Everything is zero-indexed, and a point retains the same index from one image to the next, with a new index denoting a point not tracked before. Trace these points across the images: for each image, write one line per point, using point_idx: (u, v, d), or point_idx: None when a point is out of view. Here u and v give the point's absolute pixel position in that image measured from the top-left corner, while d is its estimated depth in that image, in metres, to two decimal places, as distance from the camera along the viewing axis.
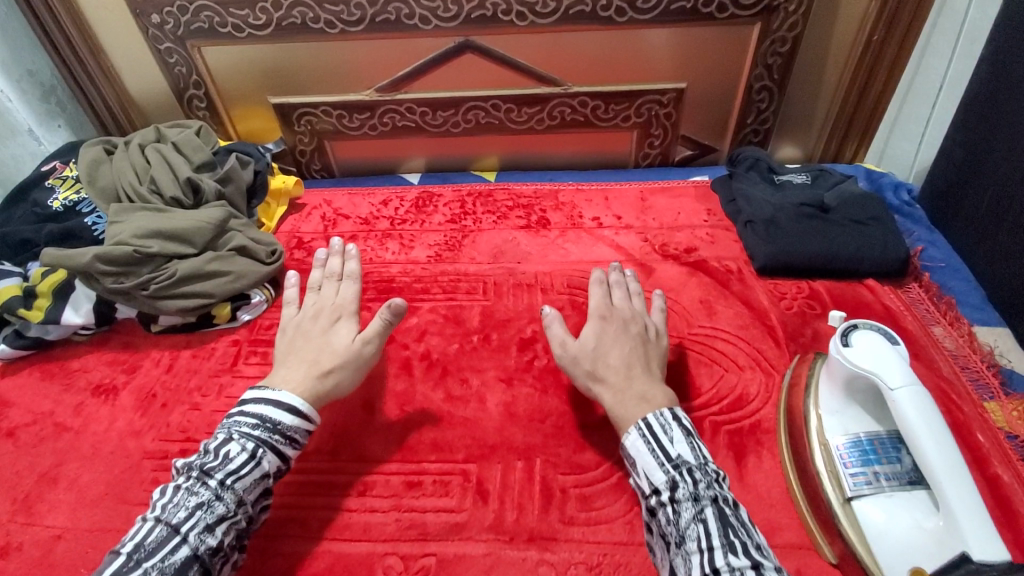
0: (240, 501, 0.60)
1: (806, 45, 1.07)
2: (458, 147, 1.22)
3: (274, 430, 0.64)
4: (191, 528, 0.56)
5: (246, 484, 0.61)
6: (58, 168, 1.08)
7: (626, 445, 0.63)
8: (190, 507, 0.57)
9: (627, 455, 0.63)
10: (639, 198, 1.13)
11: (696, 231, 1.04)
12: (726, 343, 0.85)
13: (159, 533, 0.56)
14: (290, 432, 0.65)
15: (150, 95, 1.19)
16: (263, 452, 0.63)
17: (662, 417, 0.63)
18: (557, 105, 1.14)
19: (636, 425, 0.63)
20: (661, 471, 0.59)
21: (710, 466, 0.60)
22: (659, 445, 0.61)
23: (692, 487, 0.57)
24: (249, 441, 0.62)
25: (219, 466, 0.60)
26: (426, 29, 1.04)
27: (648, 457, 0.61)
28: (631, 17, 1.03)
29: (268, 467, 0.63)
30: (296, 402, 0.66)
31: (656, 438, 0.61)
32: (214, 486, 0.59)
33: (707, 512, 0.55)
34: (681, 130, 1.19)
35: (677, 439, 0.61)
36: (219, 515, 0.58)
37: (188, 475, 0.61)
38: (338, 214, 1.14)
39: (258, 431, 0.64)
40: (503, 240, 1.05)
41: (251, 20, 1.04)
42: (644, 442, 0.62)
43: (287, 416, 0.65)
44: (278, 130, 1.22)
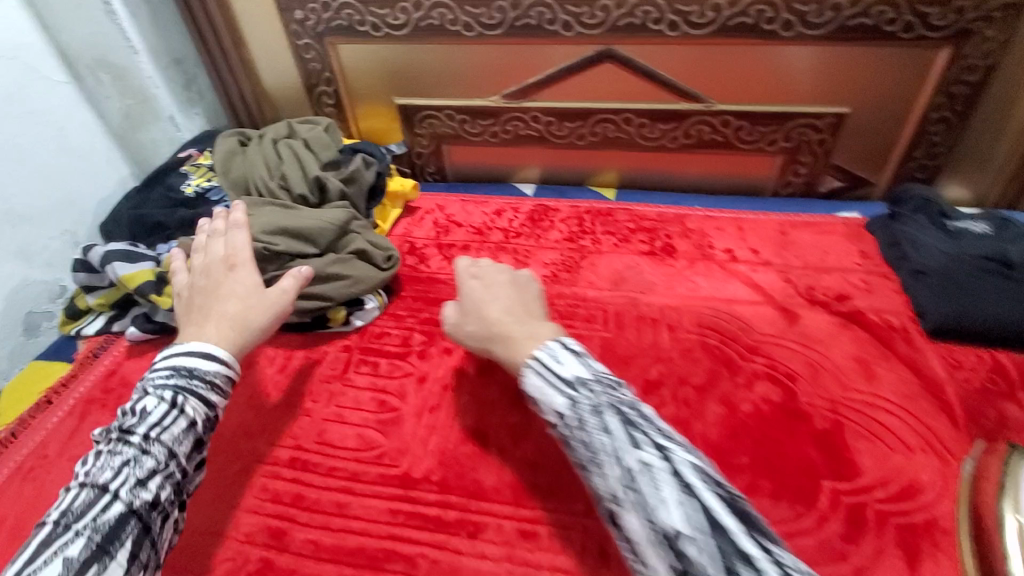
0: (171, 454, 0.59)
1: (1005, 73, 0.92)
2: (579, 160, 1.16)
3: (186, 374, 0.63)
4: (121, 485, 0.55)
5: (173, 434, 0.60)
6: (194, 156, 1.12)
7: (527, 387, 0.67)
8: (116, 466, 0.56)
9: (529, 395, 0.67)
10: (779, 231, 1.02)
11: (849, 276, 0.92)
12: (890, 416, 0.73)
13: (88, 495, 0.54)
14: (211, 376, 0.64)
15: (283, 89, 1.22)
16: (184, 400, 0.62)
17: (549, 350, 0.69)
18: (695, 123, 1.05)
19: (528, 363, 0.68)
20: (563, 396, 0.64)
21: (618, 382, 0.67)
22: (550, 385, 0.66)
23: (592, 400, 0.62)
24: (163, 390, 0.62)
25: (138, 421, 0.59)
26: (567, 35, 0.98)
27: (545, 388, 0.66)
28: (797, 32, 0.92)
29: (193, 416, 0.62)
30: (210, 347, 0.66)
31: (546, 369, 0.67)
32: (136, 441, 0.58)
33: (611, 420, 0.61)
34: (833, 159, 1.06)
35: (566, 360, 0.67)
36: (149, 469, 0.57)
37: (108, 441, 0.59)
38: (451, 221, 1.11)
39: (172, 378, 0.63)
40: (624, 265, 0.98)
41: (390, 19, 1.02)
42: (540, 377, 0.67)
43: (193, 360, 0.65)
44: (399, 132, 1.20)
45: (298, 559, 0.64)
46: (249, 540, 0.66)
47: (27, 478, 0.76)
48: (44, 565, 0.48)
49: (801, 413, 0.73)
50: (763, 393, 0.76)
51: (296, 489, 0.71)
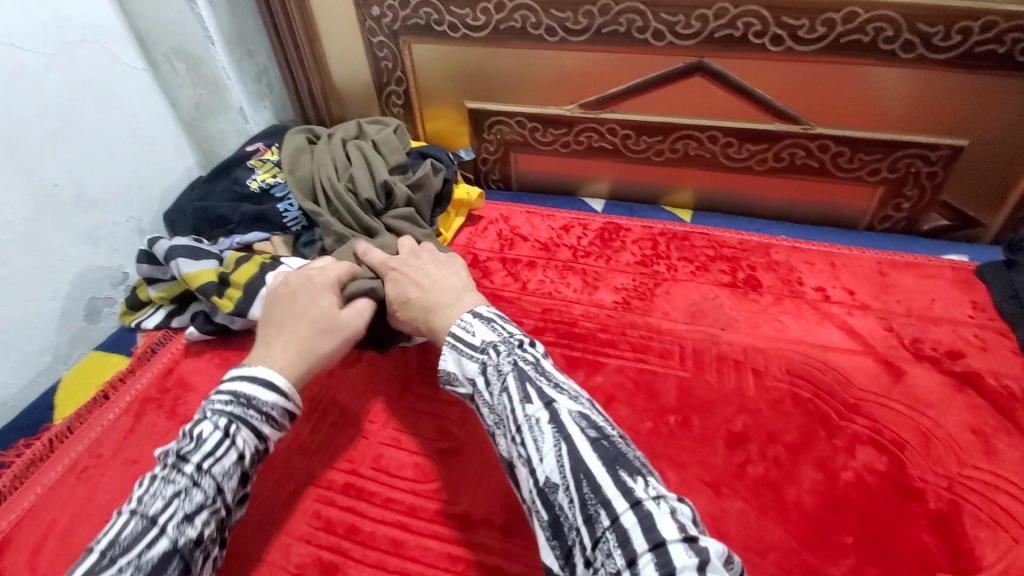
0: (219, 489, 0.56)
1: None
2: (654, 177, 1.09)
3: (246, 404, 0.60)
4: (169, 519, 0.52)
5: (224, 468, 0.57)
6: (261, 150, 1.10)
7: (445, 369, 0.61)
8: (167, 495, 0.53)
9: (449, 377, 0.61)
10: (877, 272, 0.92)
11: (961, 330, 0.82)
12: (1015, 502, 0.64)
13: (134, 526, 0.51)
14: (267, 409, 0.61)
15: (351, 85, 1.18)
16: (236, 430, 0.58)
17: (464, 320, 0.63)
18: (789, 146, 0.96)
19: (445, 342, 0.62)
20: (471, 362, 0.59)
21: (531, 347, 0.59)
22: (456, 372, 0.61)
23: (495, 362, 0.57)
24: (221, 417, 0.58)
25: (193, 448, 0.56)
26: (657, 45, 0.91)
27: (459, 356, 0.60)
28: (921, 54, 0.82)
29: (243, 449, 0.59)
30: (269, 376, 0.62)
31: (459, 342, 0.61)
32: (189, 471, 0.55)
33: (510, 381, 0.55)
34: (942, 195, 0.96)
35: (476, 330, 0.61)
36: (199, 502, 0.54)
37: (162, 465, 0.56)
38: (516, 234, 1.06)
39: (230, 406, 0.60)
40: (702, 297, 0.91)
41: (469, 20, 0.97)
42: (455, 351, 0.61)
43: (255, 390, 0.61)
44: (467, 137, 1.15)
45: None
46: (301, 573, 0.63)
47: (81, 478, 0.74)
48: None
49: (909, 488, 0.65)
50: (865, 461, 0.68)
51: (351, 521, 0.67)
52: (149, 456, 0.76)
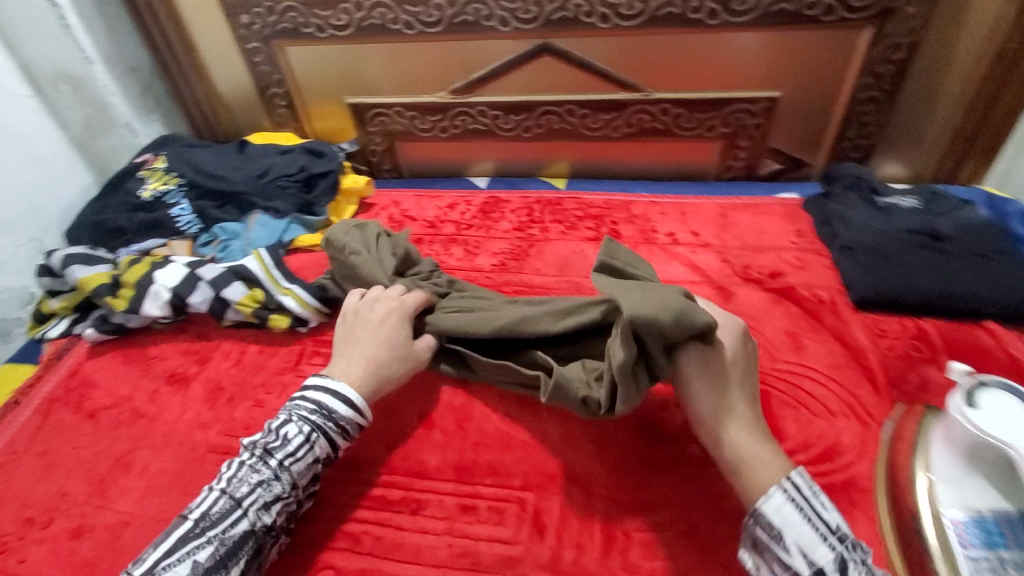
0: (294, 485, 0.61)
1: (925, 53, 0.96)
2: (530, 153, 1.19)
3: (330, 417, 0.63)
4: (251, 504, 0.57)
5: (301, 468, 0.61)
6: (149, 160, 1.13)
7: (766, 511, 0.52)
8: (252, 483, 0.58)
9: (766, 525, 0.52)
10: (720, 214, 1.05)
11: (783, 254, 0.95)
12: (816, 384, 0.75)
13: (223, 505, 0.56)
14: (342, 422, 0.64)
15: (236, 93, 1.23)
16: (318, 438, 0.62)
17: (808, 479, 0.53)
18: (636, 112, 1.08)
19: (783, 486, 0.52)
20: (826, 549, 0.49)
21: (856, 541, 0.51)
22: (776, 547, 0.51)
23: (862, 563, 0.49)
24: (306, 423, 0.62)
25: (276, 444, 0.61)
26: (504, 30, 1.02)
27: (804, 529, 0.50)
28: (724, 20, 0.96)
29: (319, 454, 0.62)
30: (347, 392, 0.65)
31: (807, 506, 0.51)
32: (273, 465, 0.59)
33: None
34: (771, 143, 1.10)
35: (828, 505, 0.52)
36: (277, 494, 0.59)
37: (248, 452, 0.61)
38: (405, 216, 1.13)
39: (314, 415, 0.63)
40: (571, 252, 1.01)
41: (333, 21, 1.06)
42: (794, 507, 0.51)
43: (335, 403, 0.64)
44: (353, 131, 1.23)
45: None
46: None
47: None
48: (176, 565, 0.52)
49: None
50: None
51: None
52: (56, 448, 0.80)
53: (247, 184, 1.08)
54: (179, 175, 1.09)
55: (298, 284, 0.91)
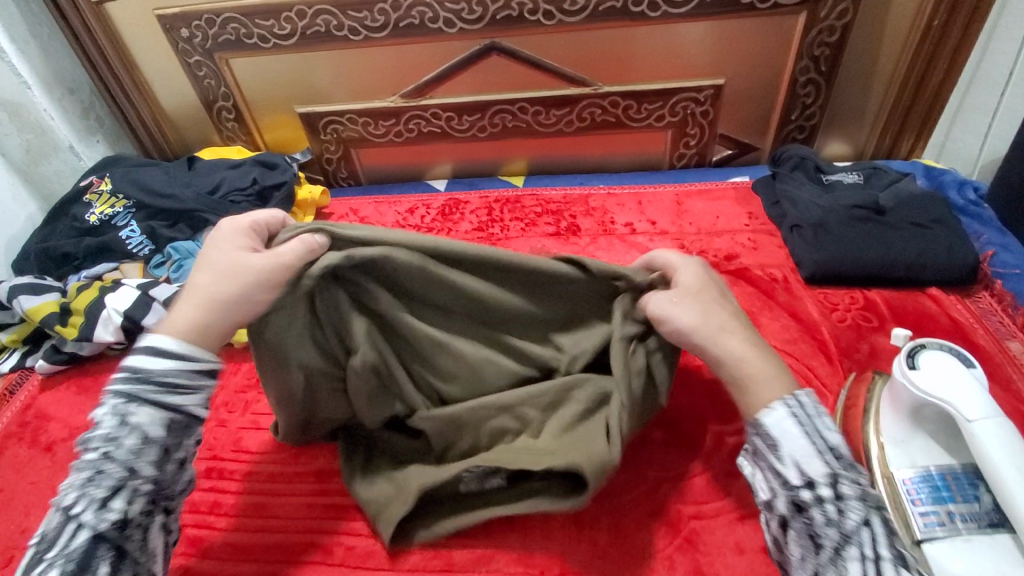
0: (133, 468, 0.51)
1: (857, 34, 0.99)
2: (486, 154, 1.19)
3: (138, 381, 0.52)
4: (83, 509, 0.49)
5: (128, 449, 0.51)
6: (94, 183, 1.09)
7: (766, 423, 0.51)
8: (77, 487, 0.50)
9: (763, 435, 0.51)
10: (675, 201, 1.07)
11: (737, 237, 0.97)
12: None
13: (58, 518, 0.50)
14: (160, 379, 0.53)
15: (182, 109, 1.21)
16: (133, 410, 0.52)
17: (813, 403, 0.51)
18: (587, 106, 1.10)
19: (783, 402, 0.51)
20: (818, 463, 0.48)
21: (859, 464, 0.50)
22: (771, 457, 0.50)
23: (857, 484, 0.47)
24: (114, 403, 0.52)
25: (90, 440, 0.51)
26: (450, 32, 1.02)
27: (801, 442, 0.49)
28: (665, 11, 0.98)
29: (148, 427, 0.52)
30: (160, 345, 0.53)
31: (808, 423, 0.50)
32: (92, 461, 0.51)
33: (872, 514, 0.46)
34: (719, 129, 1.12)
35: (830, 426, 0.50)
36: (111, 488, 0.50)
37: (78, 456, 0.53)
38: (364, 223, 1.12)
39: (123, 384, 0.52)
40: (531, 248, 1.01)
41: (276, 30, 1.04)
42: (794, 422, 0.50)
43: (138, 364, 0.53)
44: (305, 139, 1.22)
45: (215, 564, 0.64)
46: None
47: None
48: None
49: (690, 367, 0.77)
50: None
51: (213, 498, 0.71)
52: (12, 484, 0.77)
53: (197, 201, 1.05)
54: (126, 197, 1.06)
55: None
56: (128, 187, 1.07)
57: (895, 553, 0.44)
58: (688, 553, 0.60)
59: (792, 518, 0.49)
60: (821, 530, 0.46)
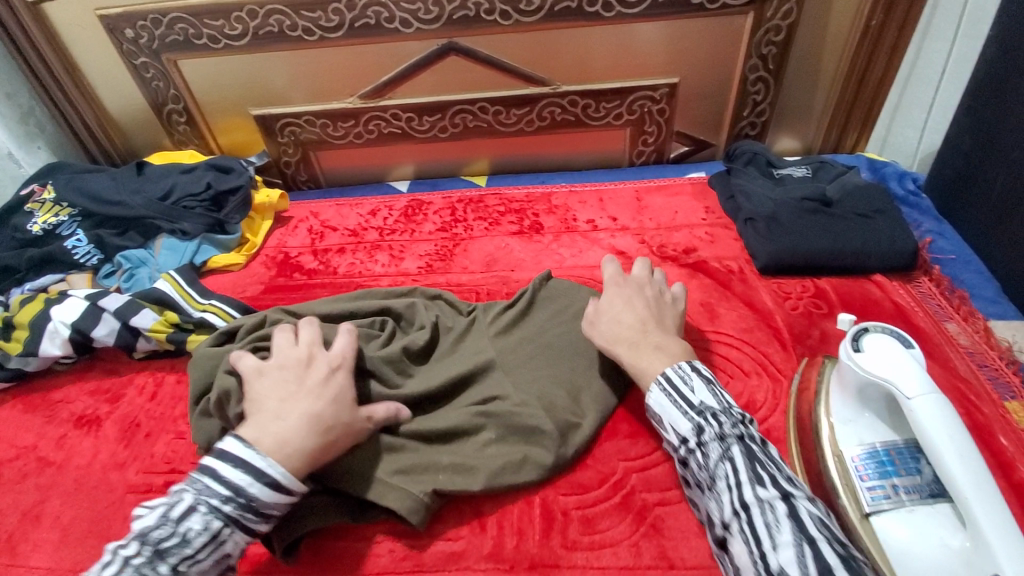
0: None
1: (801, 33, 1.03)
2: (448, 153, 1.19)
3: (249, 507, 0.54)
4: None
5: (201, 568, 0.52)
6: (36, 191, 1.04)
7: (648, 404, 0.61)
8: None
9: (651, 413, 0.61)
10: (635, 198, 1.09)
11: (694, 230, 1.00)
12: (730, 349, 0.79)
13: None
14: (266, 510, 0.55)
15: (129, 112, 1.16)
16: (227, 533, 0.53)
17: (680, 370, 0.61)
18: (546, 105, 1.11)
19: (656, 381, 0.61)
20: (686, 422, 0.58)
21: (735, 410, 0.58)
22: (659, 425, 0.61)
23: (717, 428, 0.56)
24: (216, 519, 0.52)
25: (179, 545, 0.51)
26: (407, 32, 1.01)
27: (671, 409, 0.59)
28: (618, 12, 0.99)
29: (229, 549, 0.54)
30: (277, 474, 0.55)
31: (675, 391, 0.59)
32: (166, 572, 0.50)
33: (733, 450, 0.54)
34: (675, 126, 1.15)
35: (697, 388, 0.59)
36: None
37: (136, 544, 0.51)
38: (325, 226, 1.11)
39: (227, 506, 0.53)
40: (495, 247, 1.01)
41: (226, 30, 1.02)
42: (665, 396, 0.60)
43: (261, 492, 0.54)
44: (261, 142, 1.19)
45: None
46: None
47: None
48: None
49: None
50: None
51: None
52: None
53: (149, 208, 1.02)
54: (72, 205, 1.01)
55: (216, 297, 0.89)
56: (73, 194, 1.02)
57: (814, 537, 0.47)
58: (653, 539, 0.62)
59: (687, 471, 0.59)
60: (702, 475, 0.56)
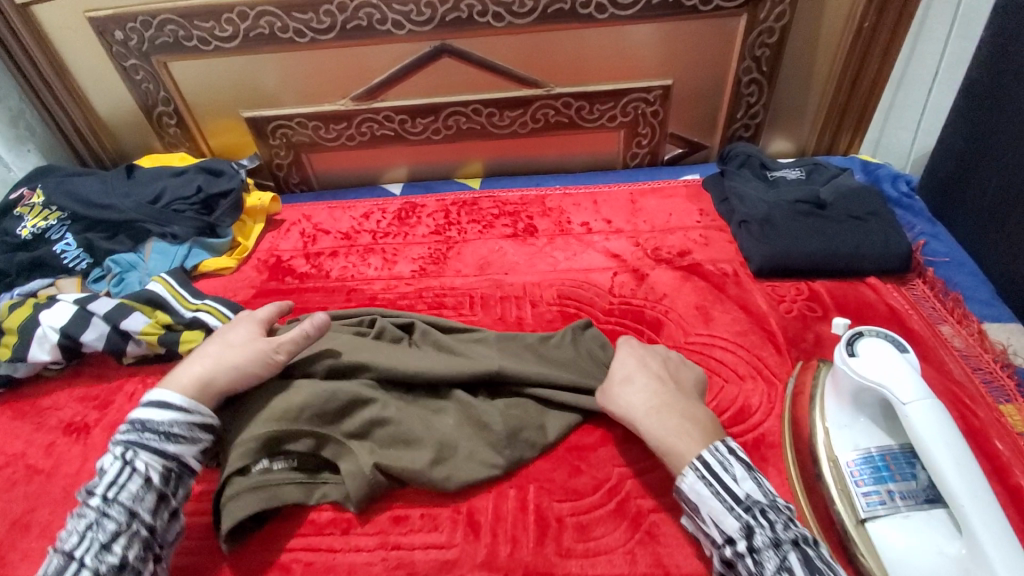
0: (133, 512, 0.56)
1: (795, 34, 1.03)
2: (441, 155, 1.18)
3: (143, 428, 0.60)
4: (83, 551, 0.53)
5: (132, 492, 0.57)
6: (25, 196, 1.02)
7: (683, 489, 0.56)
8: (80, 530, 0.54)
9: (685, 500, 0.56)
10: (629, 200, 1.09)
11: (689, 233, 1.00)
12: (725, 352, 0.79)
13: (55, 563, 0.53)
14: (163, 427, 0.60)
15: (119, 114, 1.15)
16: (134, 455, 0.58)
17: (717, 452, 0.56)
18: (540, 107, 1.10)
19: (691, 465, 0.56)
20: (733, 519, 0.53)
21: (779, 504, 0.54)
22: (697, 518, 0.56)
23: (770, 530, 0.51)
24: (120, 447, 0.59)
25: (98, 479, 0.57)
26: (399, 33, 1.01)
27: (713, 502, 0.54)
28: (612, 13, 0.99)
29: (147, 470, 0.58)
30: (164, 396, 0.61)
31: (717, 481, 0.55)
32: (96, 503, 0.56)
33: (790, 557, 0.49)
34: (669, 128, 1.15)
35: (740, 476, 0.55)
36: (113, 527, 0.54)
37: (80, 504, 0.58)
38: (318, 229, 1.10)
39: (128, 434, 0.60)
40: (489, 250, 1.01)
41: (217, 32, 1.01)
42: (704, 484, 0.55)
43: (153, 413, 0.60)
44: (253, 144, 1.18)
45: None
46: None
47: None
48: None
49: None
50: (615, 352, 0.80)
51: None
52: None
53: (139, 211, 1.01)
54: (61, 209, 1.00)
55: (209, 298, 0.88)
56: (64, 197, 1.00)
57: None
58: (648, 546, 0.61)
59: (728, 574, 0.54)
60: None
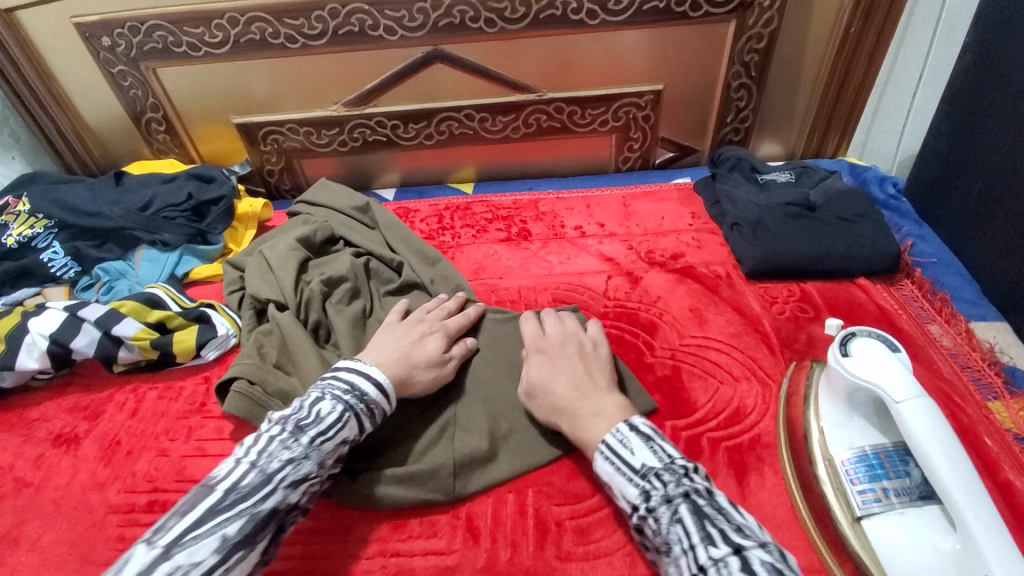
0: (321, 464, 0.60)
1: (782, 40, 1.04)
2: (434, 161, 1.18)
3: (361, 401, 0.63)
4: (282, 480, 0.56)
5: (329, 448, 0.60)
6: (10, 203, 1.00)
7: (597, 472, 0.59)
8: (283, 459, 0.57)
9: (602, 481, 0.59)
10: (621, 204, 1.09)
11: (681, 236, 1.01)
12: (719, 354, 0.80)
13: (253, 479, 0.55)
14: (371, 405, 0.64)
15: (107, 121, 1.14)
16: (348, 418, 0.62)
17: (618, 433, 0.59)
18: (532, 112, 1.11)
19: (597, 449, 0.60)
20: (631, 486, 0.56)
21: (676, 464, 0.56)
22: (613, 494, 0.58)
23: (662, 489, 0.54)
24: (338, 403, 0.62)
25: (313, 421, 0.60)
26: (391, 39, 1.01)
27: (617, 476, 0.57)
28: (603, 19, 1.00)
29: (346, 436, 0.62)
30: (379, 377, 0.66)
31: (617, 457, 0.58)
32: (305, 443, 0.58)
33: (681, 510, 0.52)
34: (661, 133, 1.16)
35: (636, 448, 0.58)
36: (303, 474, 0.58)
37: (280, 426, 0.60)
38: None
39: (347, 396, 0.63)
40: (483, 255, 1.01)
41: (207, 38, 1.00)
42: (608, 463, 0.58)
43: (369, 390, 0.64)
44: (244, 151, 1.18)
45: None
46: None
47: None
48: (206, 535, 0.51)
49: (642, 365, 0.79)
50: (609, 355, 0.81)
51: None
52: None
53: (128, 218, 0.99)
54: (47, 216, 0.98)
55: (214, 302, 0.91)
56: (50, 206, 0.99)
57: None
58: None
59: (646, 542, 0.56)
60: (659, 545, 0.53)
